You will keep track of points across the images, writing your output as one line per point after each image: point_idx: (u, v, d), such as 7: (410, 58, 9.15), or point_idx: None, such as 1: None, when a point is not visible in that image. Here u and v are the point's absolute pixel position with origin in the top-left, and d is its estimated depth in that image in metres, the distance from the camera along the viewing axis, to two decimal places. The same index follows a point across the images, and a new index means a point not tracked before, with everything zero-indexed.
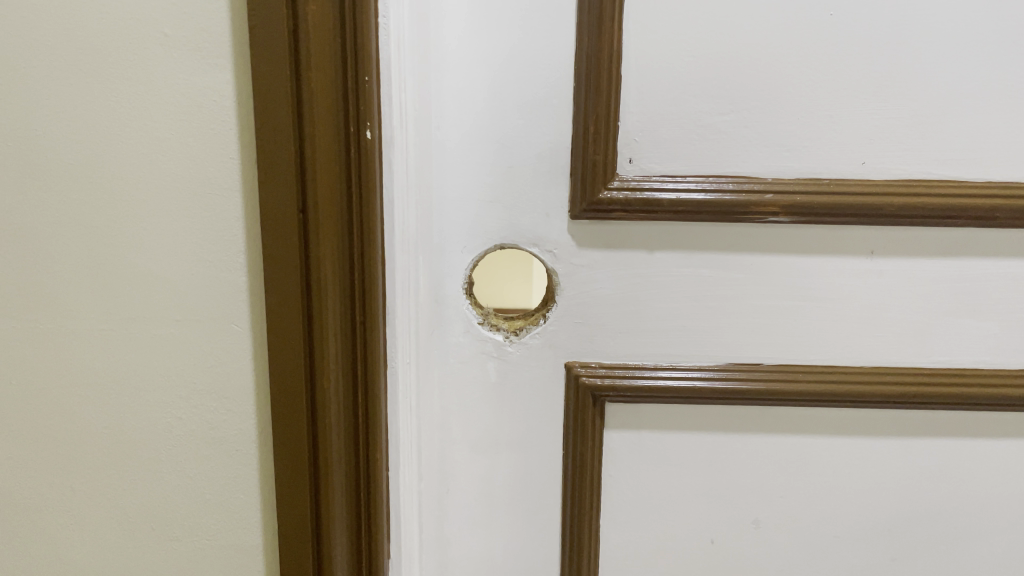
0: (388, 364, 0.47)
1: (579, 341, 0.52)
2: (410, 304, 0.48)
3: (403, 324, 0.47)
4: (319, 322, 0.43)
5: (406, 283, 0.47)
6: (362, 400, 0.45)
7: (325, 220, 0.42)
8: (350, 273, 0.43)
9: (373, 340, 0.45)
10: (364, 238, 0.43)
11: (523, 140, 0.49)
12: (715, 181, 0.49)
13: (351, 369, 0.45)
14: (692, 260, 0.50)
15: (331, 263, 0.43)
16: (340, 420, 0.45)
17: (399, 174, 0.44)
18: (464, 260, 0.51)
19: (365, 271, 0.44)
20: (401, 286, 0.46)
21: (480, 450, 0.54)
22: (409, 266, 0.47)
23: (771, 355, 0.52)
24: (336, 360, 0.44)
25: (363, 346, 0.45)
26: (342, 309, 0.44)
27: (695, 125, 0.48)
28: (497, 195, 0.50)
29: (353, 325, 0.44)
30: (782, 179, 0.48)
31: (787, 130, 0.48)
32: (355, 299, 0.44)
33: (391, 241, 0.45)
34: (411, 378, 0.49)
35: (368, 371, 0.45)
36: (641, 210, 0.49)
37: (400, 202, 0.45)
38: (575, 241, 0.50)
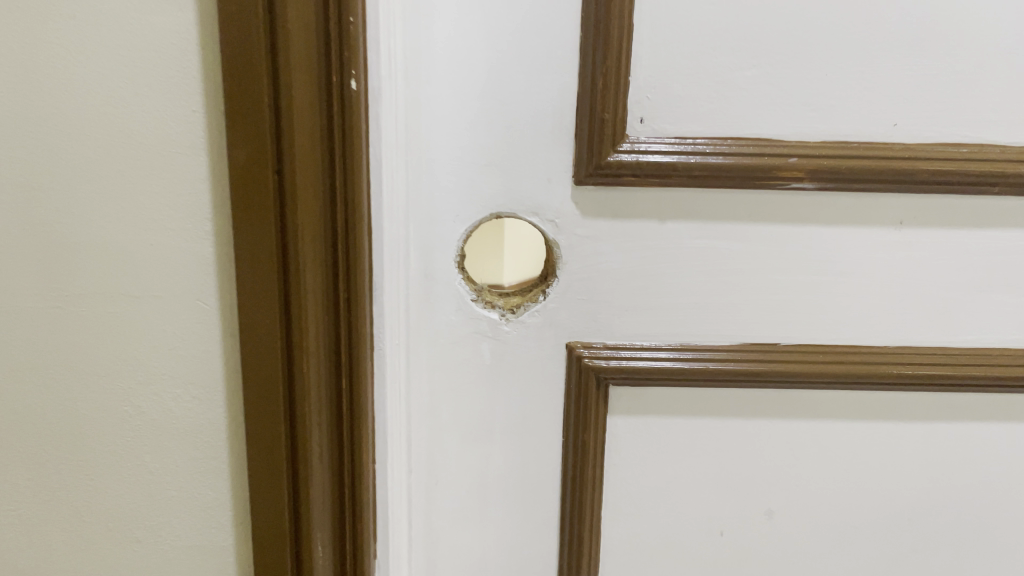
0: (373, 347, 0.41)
1: (582, 319, 0.48)
2: (394, 280, 0.42)
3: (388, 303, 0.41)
4: (297, 302, 0.39)
5: (391, 254, 0.41)
6: (346, 386, 0.41)
7: (303, 181, 0.37)
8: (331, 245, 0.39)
9: (359, 321, 0.40)
10: (349, 206, 0.38)
11: (523, 97, 0.44)
12: (734, 144, 0.44)
13: (333, 351, 0.40)
14: (706, 231, 0.46)
15: (311, 231, 0.38)
16: (320, 408, 0.41)
17: (387, 130, 0.39)
18: (456, 230, 0.46)
19: (349, 244, 0.38)
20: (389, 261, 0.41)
21: (471, 439, 0.50)
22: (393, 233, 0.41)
23: (789, 334, 0.48)
24: (317, 340, 0.40)
25: (347, 326, 0.40)
26: (323, 285, 0.39)
27: (713, 81, 0.44)
28: (493, 158, 0.45)
29: (336, 303, 0.39)
30: (807, 141, 0.44)
31: (813, 87, 0.44)
32: (338, 275, 0.39)
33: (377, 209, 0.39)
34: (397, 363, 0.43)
35: (353, 354, 0.40)
36: (652, 175, 0.44)
37: (388, 162, 0.39)
38: (578, 209, 0.46)
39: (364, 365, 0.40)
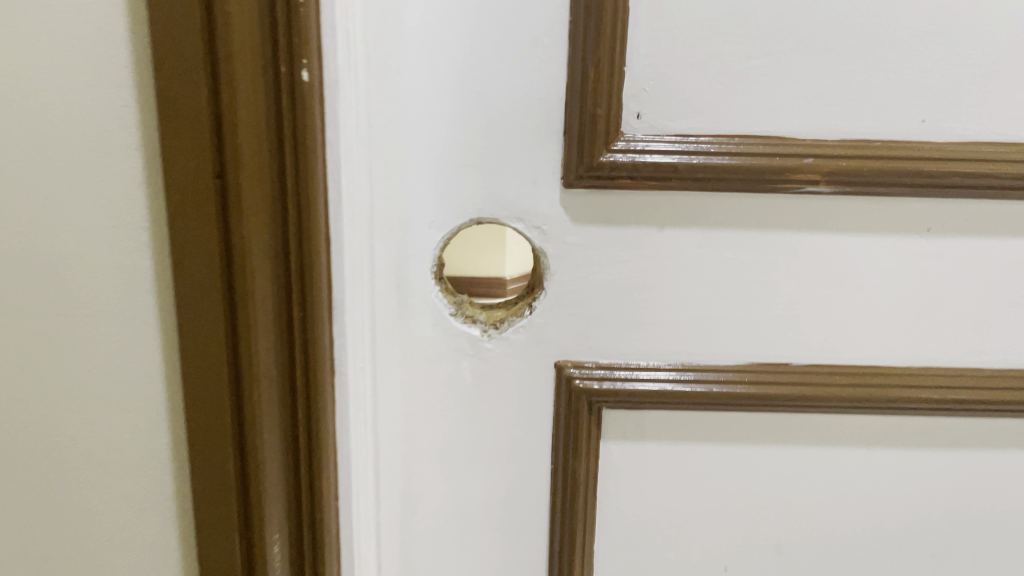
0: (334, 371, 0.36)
1: (572, 336, 0.43)
2: (357, 295, 0.37)
3: (350, 320, 0.36)
4: (246, 324, 0.34)
5: (353, 265, 0.36)
6: (303, 414, 0.36)
7: (249, 183, 0.32)
8: (283, 259, 0.34)
9: (317, 343, 0.35)
10: (303, 214, 0.33)
11: (505, 89, 0.40)
12: (742, 142, 0.39)
13: (288, 378, 0.36)
14: (710, 239, 0.42)
15: (260, 243, 0.33)
16: (274, 441, 0.36)
17: (348, 126, 0.34)
18: (432, 237, 0.42)
19: (303, 257, 0.34)
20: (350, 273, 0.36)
21: (451, 466, 0.45)
22: (355, 241, 0.36)
23: (803, 353, 0.43)
24: (269, 365, 0.35)
25: (303, 348, 0.35)
26: (276, 302, 0.34)
27: (719, 72, 0.39)
28: (473, 157, 0.41)
29: (290, 323, 0.35)
30: (824, 140, 0.40)
31: (831, 79, 0.39)
32: (291, 291, 0.34)
33: (336, 215, 0.34)
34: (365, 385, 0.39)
35: (310, 380, 0.35)
36: (650, 177, 0.40)
37: (349, 162, 0.35)
38: (568, 214, 0.41)
39: (322, 390, 0.36)
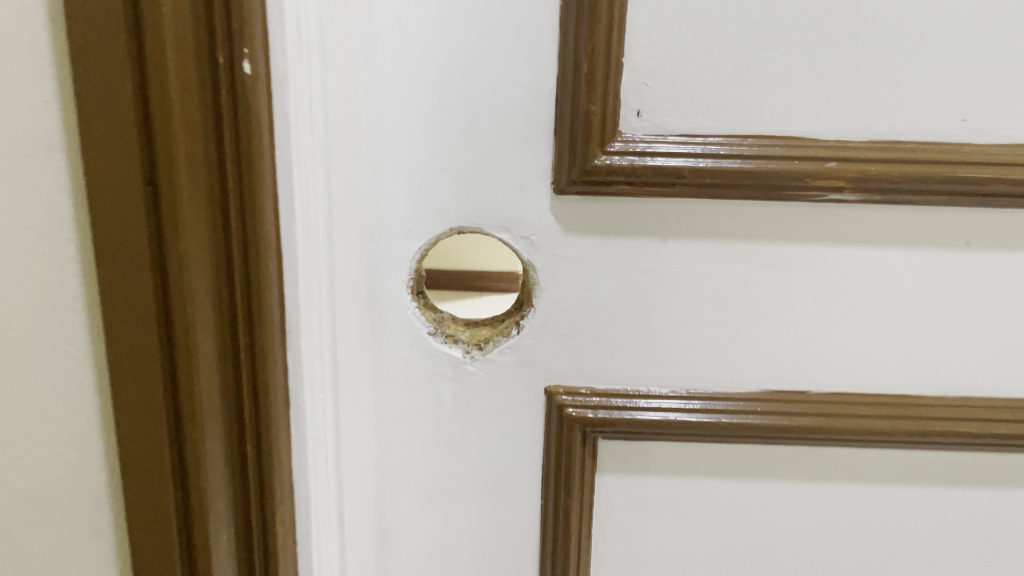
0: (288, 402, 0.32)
1: (564, 359, 0.39)
2: (315, 316, 0.32)
3: (308, 345, 0.32)
4: (186, 353, 0.30)
5: (310, 283, 0.32)
6: (251, 451, 0.32)
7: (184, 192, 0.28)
8: (227, 278, 0.30)
9: (267, 372, 0.31)
10: (249, 226, 0.29)
11: (489, 83, 0.35)
12: (757, 143, 0.35)
13: (237, 412, 0.31)
14: (720, 253, 0.37)
15: (201, 261, 0.29)
16: (222, 482, 0.32)
17: (303, 127, 0.30)
18: (408, 248, 0.38)
19: (249, 275, 0.30)
20: (304, 293, 0.31)
21: (431, 499, 0.41)
22: (314, 256, 0.32)
23: (823, 380, 0.39)
24: (213, 398, 0.31)
25: (252, 378, 0.31)
26: (220, 327, 0.30)
27: (731, 64, 0.34)
28: (453, 160, 0.36)
29: (236, 350, 0.31)
30: (851, 142, 0.35)
31: (859, 72, 0.34)
32: (238, 315, 0.30)
33: (291, 227, 0.30)
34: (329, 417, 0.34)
35: (261, 414, 0.31)
36: (652, 182, 0.35)
37: (304, 167, 0.30)
38: (559, 223, 0.37)
39: (272, 425, 0.32)
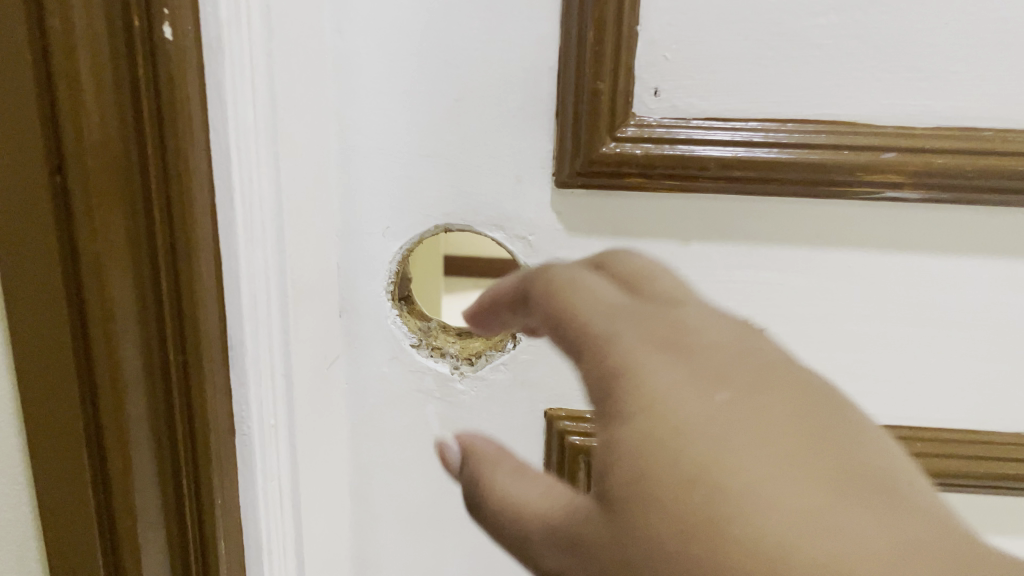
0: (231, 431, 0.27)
1: (567, 380, 0.33)
2: (263, 333, 0.27)
3: (256, 366, 0.27)
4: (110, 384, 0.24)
5: (256, 291, 0.27)
6: (188, 494, 0.27)
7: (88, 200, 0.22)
8: (153, 291, 0.24)
9: (202, 397, 0.26)
10: (177, 227, 0.24)
11: (480, 56, 0.30)
12: (797, 129, 0.29)
13: (171, 449, 0.26)
14: (749, 257, 0.32)
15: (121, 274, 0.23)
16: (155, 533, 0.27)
17: (239, 106, 0.25)
18: (388, 248, 0.33)
19: (179, 285, 0.25)
20: (252, 300, 0.27)
21: (416, 534, 0.36)
22: (260, 259, 0.26)
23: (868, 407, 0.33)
24: (141, 436, 0.25)
25: (186, 405, 0.26)
26: (145, 353, 0.25)
27: (768, 34, 0.29)
28: (437, 146, 0.31)
29: (166, 376, 0.25)
30: (914, 128, 0.29)
31: (924, 44, 0.28)
32: (168, 333, 0.25)
33: (228, 224, 0.25)
34: (284, 452, 0.29)
35: (197, 446, 0.26)
36: (670, 174, 0.30)
37: (243, 153, 0.25)
38: (562, 222, 0.32)
39: (211, 462, 0.27)
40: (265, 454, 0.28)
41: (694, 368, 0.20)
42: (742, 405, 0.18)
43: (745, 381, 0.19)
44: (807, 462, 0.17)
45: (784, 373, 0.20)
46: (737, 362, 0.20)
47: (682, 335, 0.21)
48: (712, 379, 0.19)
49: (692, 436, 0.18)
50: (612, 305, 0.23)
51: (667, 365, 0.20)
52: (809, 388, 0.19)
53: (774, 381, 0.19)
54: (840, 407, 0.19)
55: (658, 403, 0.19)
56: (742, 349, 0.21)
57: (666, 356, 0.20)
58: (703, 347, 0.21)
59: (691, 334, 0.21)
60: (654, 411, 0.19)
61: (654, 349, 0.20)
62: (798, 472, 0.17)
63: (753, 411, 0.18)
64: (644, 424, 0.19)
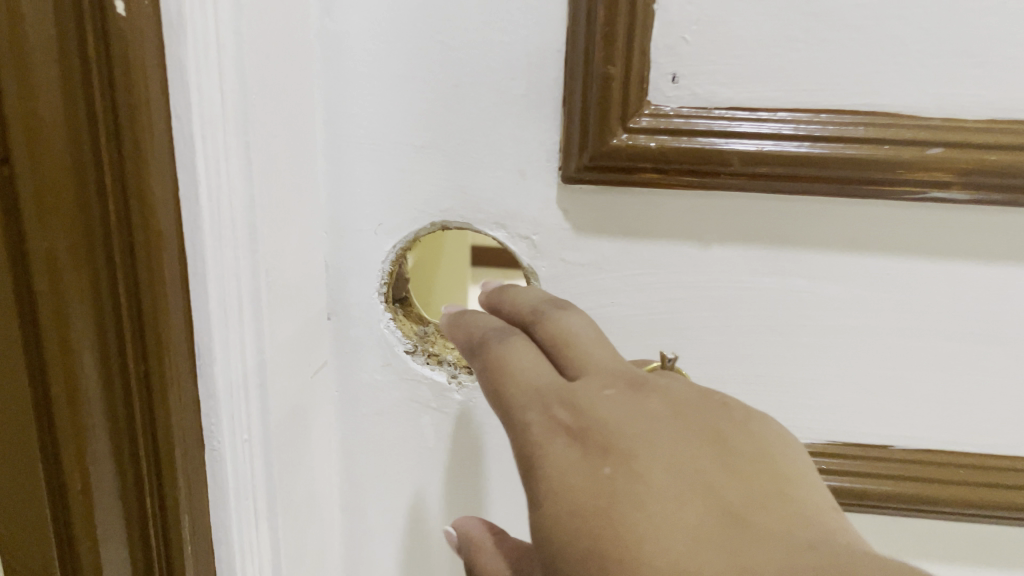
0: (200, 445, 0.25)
1: None
2: (234, 340, 0.24)
3: (226, 376, 0.24)
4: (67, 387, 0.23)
5: (224, 293, 0.24)
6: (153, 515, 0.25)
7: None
8: (108, 294, 0.22)
9: (166, 414, 0.23)
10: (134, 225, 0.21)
11: (479, 36, 0.27)
12: (831, 121, 0.26)
13: (134, 465, 0.24)
14: (776, 262, 0.29)
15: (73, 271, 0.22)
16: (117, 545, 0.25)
17: (205, 89, 0.22)
18: (380, 247, 0.30)
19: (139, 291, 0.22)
20: (220, 303, 0.24)
21: (411, 550, 0.34)
22: (230, 261, 0.24)
23: (903, 427, 0.30)
24: (101, 446, 0.23)
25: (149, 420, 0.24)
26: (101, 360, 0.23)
27: (800, 14, 0.26)
28: (433, 137, 0.28)
29: (126, 388, 0.23)
30: (964, 121, 0.26)
31: (979, 26, 0.25)
32: (126, 342, 0.23)
33: (194, 219, 0.23)
34: (259, 472, 0.26)
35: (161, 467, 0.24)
36: (688, 170, 0.27)
37: (210, 141, 0.22)
38: (568, 221, 0.29)
39: (177, 482, 0.24)
40: (237, 472, 0.26)
41: (589, 446, 0.19)
42: (632, 475, 0.18)
43: (635, 443, 0.19)
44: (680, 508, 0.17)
45: (678, 419, 0.19)
46: (626, 414, 0.19)
47: (579, 402, 0.20)
48: (603, 453, 0.19)
49: (587, 528, 0.17)
50: (522, 366, 0.22)
51: (565, 456, 0.19)
52: (700, 434, 0.19)
53: (658, 440, 0.19)
54: (730, 454, 0.18)
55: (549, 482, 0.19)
56: (636, 399, 0.20)
57: (563, 439, 0.19)
58: (599, 409, 0.20)
59: (585, 400, 0.20)
60: (561, 501, 0.18)
61: (553, 433, 0.20)
62: (689, 543, 0.16)
63: (640, 490, 0.17)
64: (557, 520, 0.18)
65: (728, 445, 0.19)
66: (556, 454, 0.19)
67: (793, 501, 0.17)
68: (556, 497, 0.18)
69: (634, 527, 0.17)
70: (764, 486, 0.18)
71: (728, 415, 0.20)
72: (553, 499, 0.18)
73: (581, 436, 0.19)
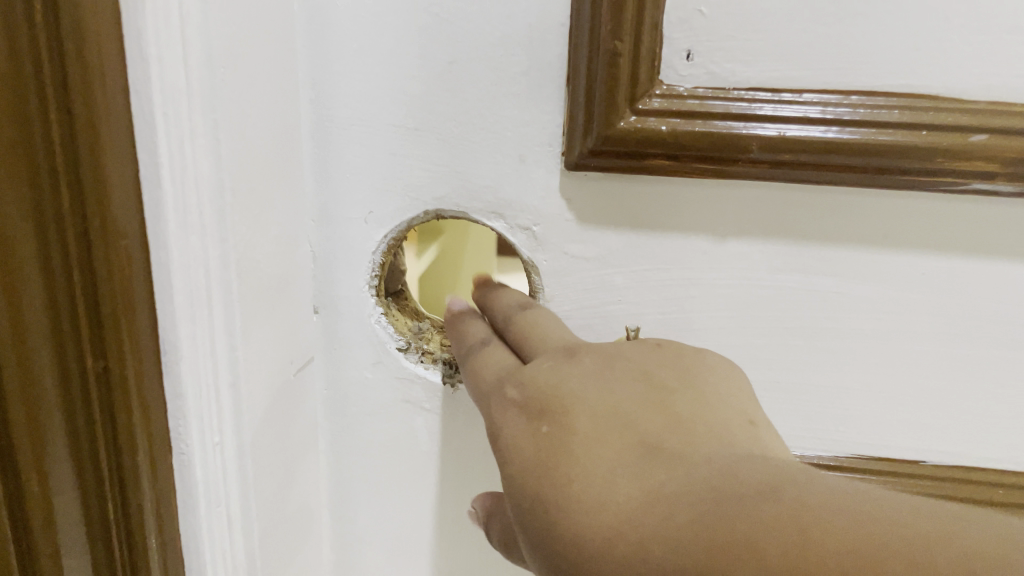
0: (166, 448, 0.23)
1: None
2: (202, 333, 0.23)
3: (194, 372, 0.23)
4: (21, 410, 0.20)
5: (191, 284, 0.22)
6: (116, 527, 0.23)
7: None
8: (61, 293, 0.20)
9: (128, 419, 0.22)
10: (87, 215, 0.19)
11: (476, 8, 0.25)
12: (862, 103, 0.23)
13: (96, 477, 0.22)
14: (798, 258, 0.26)
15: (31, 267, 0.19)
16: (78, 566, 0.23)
17: (167, 62, 0.20)
18: (371, 237, 0.28)
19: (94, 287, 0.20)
20: (188, 296, 0.22)
21: (405, 554, 0.32)
22: (196, 248, 0.22)
23: (933, 440, 0.28)
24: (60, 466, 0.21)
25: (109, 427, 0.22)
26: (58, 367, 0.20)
27: None
28: (427, 118, 0.26)
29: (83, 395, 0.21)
30: (1013, 104, 0.23)
31: None
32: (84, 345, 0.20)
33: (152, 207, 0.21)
34: (233, 474, 0.25)
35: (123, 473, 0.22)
36: (702, 156, 0.25)
37: (173, 120, 0.20)
38: (572, 211, 0.27)
39: (142, 488, 0.22)
40: (208, 476, 0.24)
41: (530, 412, 0.21)
42: (564, 423, 0.20)
43: (565, 395, 0.20)
44: (611, 453, 0.18)
45: (610, 369, 0.21)
46: (562, 371, 0.21)
47: (523, 375, 0.22)
48: (540, 415, 0.20)
49: (532, 483, 0.19)
50: (486, 362, 0.24)
51: (508, 416, 0.21)
52: (633, 383, 0.21)
53: (587, 395, 0.20)
54: (658, 398, 0.20)
55: (501, 453, 0.20)
56: (571, 363, 0.22)
57: (509, 407, 0.21)
58: (539, 377, 0.21)
59: (527, 371, 0.22)
60: (511, 461, 0.20)
61: (506, 407, 0.21)
62: (613, 482, 0.17)
63: (573, 443, 0.19)
64: (511, 478, 0.20)
65: (651, 389, 0.20)
66: (502, 419, 0.21)
67: (715, 430, 0.19)
68: (505, 454, 0.20)
69: (567, 469, 0.18)
70: (687, 420, 0.19)
71: (659, 358, 0.22)
72: (503, 453, 0.20)
73: (524, 398, 0.21)
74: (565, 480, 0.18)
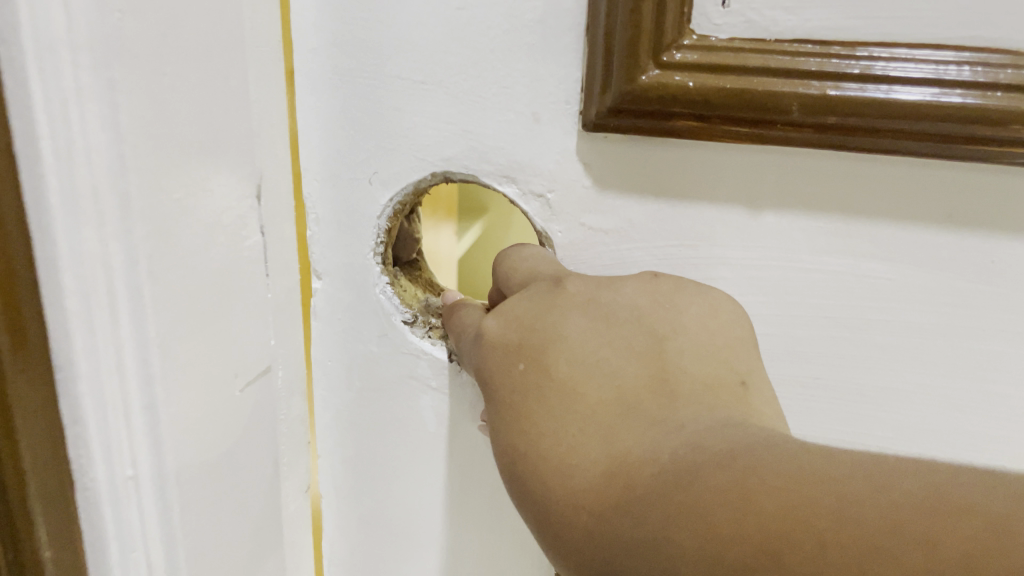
0: (67, 486, 0.19)
1: None
2: (104, 348, 0.18)
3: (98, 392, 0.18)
4: None
5: (86, 286, 0.17)
6: None
7: None
8: None
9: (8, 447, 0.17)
10: None
11: None
12: (926, 58, 0.20)
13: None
14: (844, 238, 0.23)
15: None
16: None
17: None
18: (376, 200, 0.26)
19: None
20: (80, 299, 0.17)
21: (409, 537, 0.31)
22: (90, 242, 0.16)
23: (997, 453, 0.24)
24: None
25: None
26: None
27: None
28: (434, 70, 0.24)
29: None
30: None
31: None
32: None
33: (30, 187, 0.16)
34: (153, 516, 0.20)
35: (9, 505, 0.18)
36: (736, 115, 0.21)
37: (52, 76, 0.15)
38: (590, 176, 0.24)
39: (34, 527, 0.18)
40: (120, 520, 0.19)
41: (510, 352, 0.21)
42: (546, 369, 0.20)
43: (548, 328, 0.21)
44: (584, 390, 0.19)
45: (599, 311, 0.21)
46: (549, 308, 0.21)
47: (507, 304, 0.22)
48: (519, 349, 0.21)
49: (509, 422, 0.20)
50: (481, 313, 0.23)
51: (493, 353, 0.21)
52: (617, 327, 0.21)
53: (569, 330, 0.20)
54: (645, 339, 0.20)
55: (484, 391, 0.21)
56: (555, 299, 0.21)
57: (490, 345, 0.21)
58: (520, 309, 0.22)
59: (508, 303, 0.22)
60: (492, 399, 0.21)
61: (490, 346, 0.21)
62: (580, 424, 0.19)
63: (548, 380, 0.20)
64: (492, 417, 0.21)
65: (634, 343, 0.20)
66: (485, 357, 0.21)
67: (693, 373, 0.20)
68: (488, 389, 0.21)
69: (537, 421, 0.19)
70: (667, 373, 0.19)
71: (649, 295, 0.22)
72: (490, 396, 0.21)
73: (509, 337, 0.21)
74: (546, 434, 0.19)
